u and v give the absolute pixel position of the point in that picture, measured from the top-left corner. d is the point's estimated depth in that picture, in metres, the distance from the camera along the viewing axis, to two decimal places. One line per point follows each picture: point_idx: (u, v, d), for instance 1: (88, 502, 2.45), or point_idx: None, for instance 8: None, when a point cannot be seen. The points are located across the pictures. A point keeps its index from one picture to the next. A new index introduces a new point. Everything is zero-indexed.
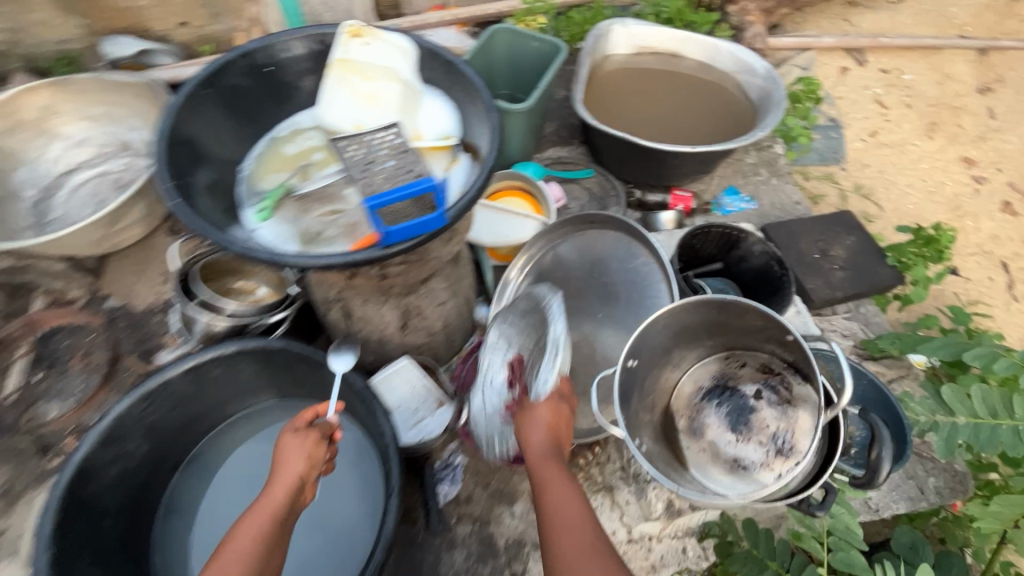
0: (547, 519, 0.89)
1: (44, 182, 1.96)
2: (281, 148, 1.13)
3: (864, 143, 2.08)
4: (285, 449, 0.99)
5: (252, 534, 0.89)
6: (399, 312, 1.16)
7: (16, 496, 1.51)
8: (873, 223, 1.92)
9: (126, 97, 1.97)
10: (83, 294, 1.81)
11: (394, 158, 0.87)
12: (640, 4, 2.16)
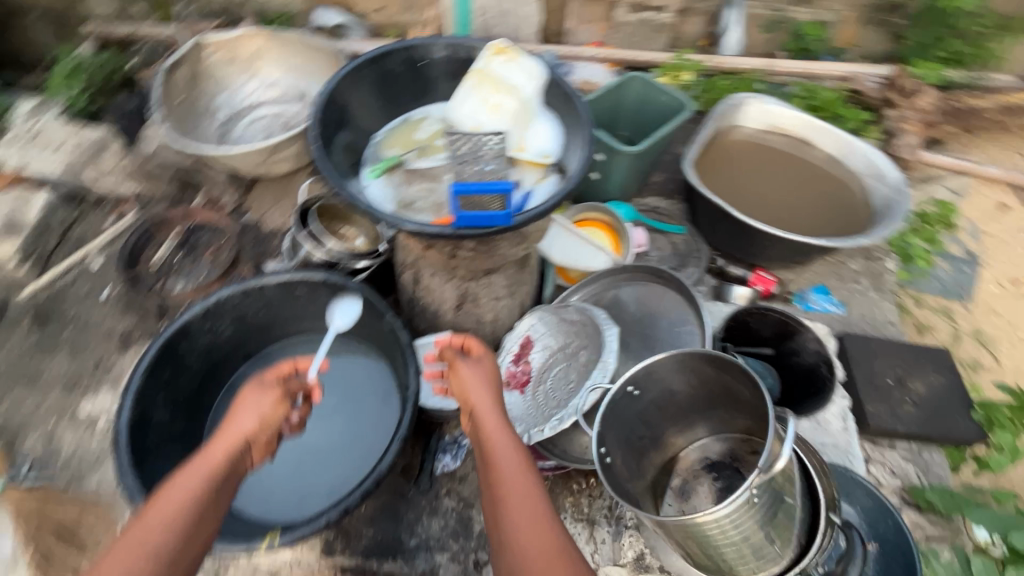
0: (510, 522, 1.00)
1: (233, 107, 2.36)
2: (410, 126, 1.31)
3: (999, 288, 1.89)
4: (245, 402, 1.16)
5: (192, 484, 1.00)
6: (459, 293, 1.30)
7: (131, 342, 1.84)
8: (978, 374, 1.74)
9: (316, 58, 2.34)
10: (230, 203, 2.15)
11: (491, 161, 1.01)
12: (792, 86, 2.14)
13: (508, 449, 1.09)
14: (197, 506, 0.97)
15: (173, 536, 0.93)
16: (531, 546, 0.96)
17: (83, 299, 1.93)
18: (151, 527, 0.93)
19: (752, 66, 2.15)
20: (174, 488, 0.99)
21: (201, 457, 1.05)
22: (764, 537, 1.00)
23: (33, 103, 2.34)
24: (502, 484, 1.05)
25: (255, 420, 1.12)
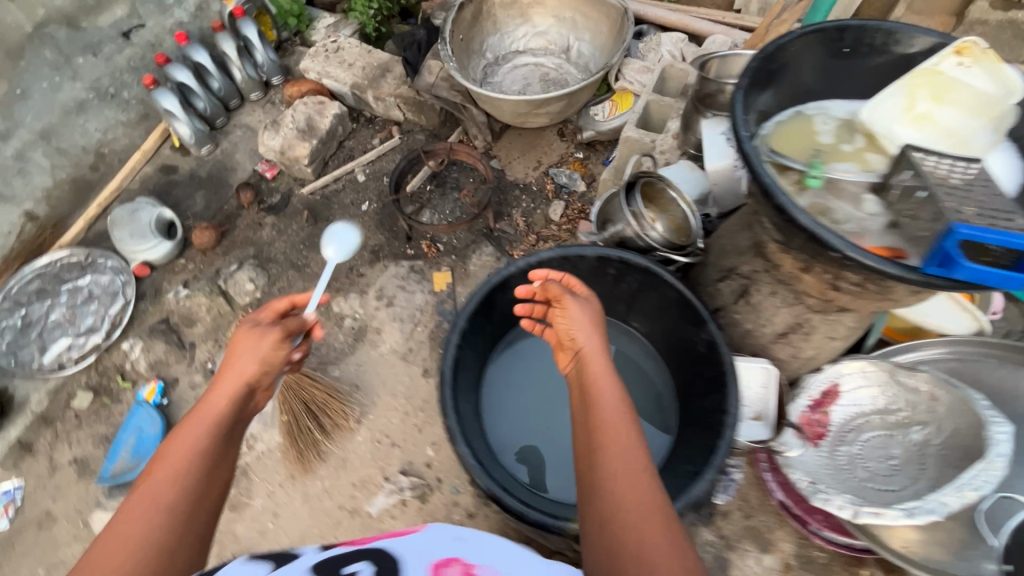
0: (607, 476, 0.88)
1: (501, 52, 2.39)
2: (804, 124, 1.12)
3: None
4: (242, 343, 0.98)
5: (198, 439, 0.81)
6: (791, 322, 1.15)
7: (380, 258, 2.00)
8: None
9: (595, 13, 2.24)
10: (482, 147, 2.20)
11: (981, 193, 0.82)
12: None
13: (608, 396, 0.98)
14: (207, 458, 0.80)
15: (210, 451, 0.81)
16: (634, 509, 0.84)
17: (347, 208, 2.13)
18: (189, 434, 0.82)
19: None
20: (191, 429, 0.83)
21: (226, 379, 0.92)
22: None
23: (334, 18, 2.58)
24: (597, 428, 0.94)
25: (257, 362, 0.95)
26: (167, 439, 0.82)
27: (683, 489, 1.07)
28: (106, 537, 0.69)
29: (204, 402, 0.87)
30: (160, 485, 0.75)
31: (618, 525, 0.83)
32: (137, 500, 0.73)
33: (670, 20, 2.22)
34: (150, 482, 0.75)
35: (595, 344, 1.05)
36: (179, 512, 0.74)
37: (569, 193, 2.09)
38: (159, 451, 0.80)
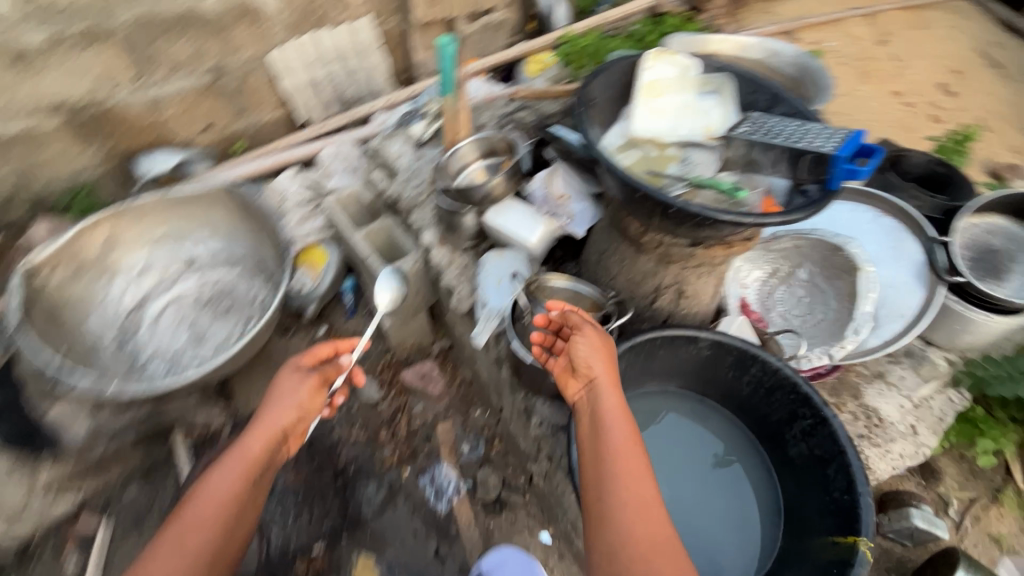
0: (621, 501, 0.83)
1: (119, 323, 1.73)
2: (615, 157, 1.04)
3: (854, 80, 2.45)
4: (277, 387, 1.08)
5: (219, 488, 0.94)
6: (716, 281, 1.14)
7: None
8: (894, 138, 2.27)
9: (192, 210, 1.84)
10: (227, 420, 1.64)
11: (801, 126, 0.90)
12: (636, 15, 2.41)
13: (617, 420, 0.91)
14: (229, 512, 0.93)
15: (235, 504, 0.94)
16: (649, 535, 0.80)
17: None
18: (207, 501, 0.92)
19: (594, 24, 2.33)
20: (226, 477, 0.95)
21: (248, 439, 1.00)
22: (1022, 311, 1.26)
23: None
24: (617, 456, 0.87)
25: (291, 412, 1.05)
26: (196, 496, 0.93)
27: (829, 482, 0.95)
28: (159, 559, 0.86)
29: (244, 442, 0.99)
30: (190, 531, 0.89)
31: (624, 548, 0.79)
32: (186, 518, 0.90)
33: (268, 166, 2.05)
34: (189, 530, 0.89)
35: (613, 378, 0.95)
36: (207, 547, 0.89)
37: (361, 366, 1.79)
38: (190, 505, 0.92)
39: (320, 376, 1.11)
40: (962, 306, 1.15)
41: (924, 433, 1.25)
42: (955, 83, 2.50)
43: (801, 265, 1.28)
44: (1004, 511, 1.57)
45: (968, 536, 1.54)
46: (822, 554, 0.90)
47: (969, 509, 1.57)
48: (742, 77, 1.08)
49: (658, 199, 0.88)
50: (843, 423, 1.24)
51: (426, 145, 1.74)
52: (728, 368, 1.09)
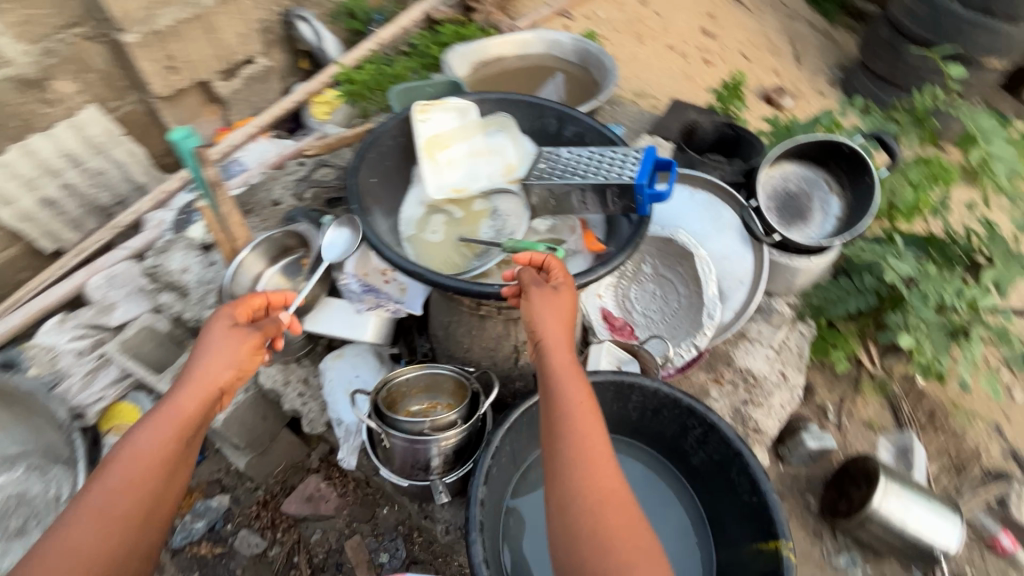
0: (580, 494, 0.65)
1: None
2: (423, 242, 0.90)
3: (633, 44, 2.57)
4: (209, 337, 0.79)
5: (128, 470, 0.69)
6: None
7: None
8: (682, 90, 2.42)
9: None
10: None
11: (592, 153, 0.84)
12: (413, 28, 2.26)
13: (575, 388, 0.70)
14: (152, 492, 0.70)
15: (163, 471, 0.71)
16: (620, 529, 0.63)
17: None
18: (118, 487, 0.68)
19: (370, 48, 2.13)
20: (154, 442, 0.71)
21: (172, 402, 0.74)
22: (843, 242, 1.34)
23: None
24: (579, 437, 0.67)
25: (232, 367, 0.78)
26: (112, 461, 0.69)
27: (735, 487, 0.94)
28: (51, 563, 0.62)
29: (177, 393, 0.75)
30: (92, 534, 0.65)
31: (590, 549, 0.63)
32: (97, 508, 0.66)
33: (18, 324, 1.59)
34: (90, 522, 0.65)
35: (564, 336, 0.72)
36: (126, 542, 0.67)
37: (230, 520, 1.49)
38: (111, 478, 0.68)
39: (264, 333, 0.85)
40: (785, 257, 1.21)
41: (793, 375, 1.32)
42: (714, 26, 2.74)
43: (641, 260, 1.27)
44: (866, 396, 1.77)
45: (848, 430, 1.72)
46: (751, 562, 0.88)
47: (841, 407, 1.75)
48: (521, 103, 0.99)
49: (481, 293, 0.77)
50: (726, 396, 1.28)
51: (214, 248, 1.45)
52: (611, 402, 1.03)
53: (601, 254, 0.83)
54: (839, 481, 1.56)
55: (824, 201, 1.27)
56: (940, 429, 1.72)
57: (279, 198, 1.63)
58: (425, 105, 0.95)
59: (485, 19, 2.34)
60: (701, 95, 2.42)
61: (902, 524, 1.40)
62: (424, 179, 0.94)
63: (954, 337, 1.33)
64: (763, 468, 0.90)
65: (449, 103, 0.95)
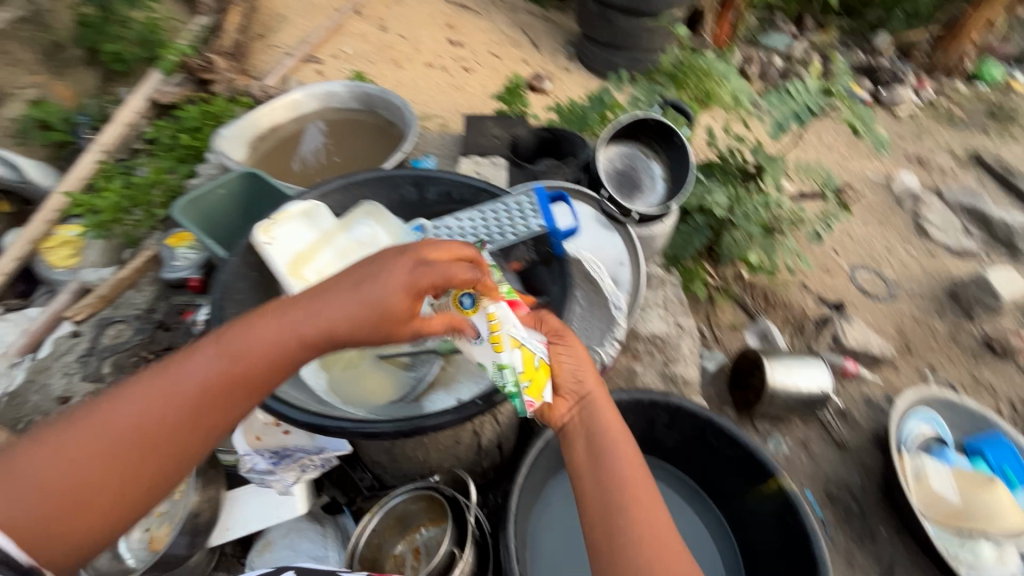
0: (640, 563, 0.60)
1: None
2: (346, 389, 0.73)
3: (394, 73, 2.56)
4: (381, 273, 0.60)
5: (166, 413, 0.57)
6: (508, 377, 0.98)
7: None
8: (461, 108, 2.48)
9: None
10: None
11: (480, 213, 0.79)
12: (147, 126, 1.94)
13: (623, 457, 0.66)
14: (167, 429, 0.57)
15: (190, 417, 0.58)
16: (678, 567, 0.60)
17: None
18: (142, 401, 0.57)
19: (96, 160, 1.82)
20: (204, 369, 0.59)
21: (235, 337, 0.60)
22: (656, 187, 1.38)
23: None
24: (613, 477, 0.64)
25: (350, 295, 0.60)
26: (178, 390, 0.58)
27: (713, 448, 1.00)
28: (28, 463, 0.53)
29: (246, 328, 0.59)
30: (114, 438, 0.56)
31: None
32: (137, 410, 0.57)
33: None
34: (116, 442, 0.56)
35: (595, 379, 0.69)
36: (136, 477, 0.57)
37: None
38: (174, 385, 0.57)
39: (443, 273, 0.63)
40: (645, 228, 1.29)
41: (685, 320, 1.46)
42: (465, 41, 2.88)
43: None
44: (721, 305, 2.06)
45: (722, 337, 1.99)
46: (758, 507, 0.96)
47: (710, 321, 2.01)
48: (369, 181, 0.89)
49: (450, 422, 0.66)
50: (649, 367, 1.35)
51: None
52: None
53: (540, 307, 0.78)
54: (739, 382, 1.78)
55: (646, 168, 1.40)
56: (776, 303, 2.09)
57: (66, 390, 1.21)
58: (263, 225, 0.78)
59: (238, 98, 2.05)
60: (483, 106, 2.53)
61: (796, 391, 1.66)
62: None
63: (765, 236, 1.63)
64: (734, 424, 0.97)
65: (289, 213, 0.80)
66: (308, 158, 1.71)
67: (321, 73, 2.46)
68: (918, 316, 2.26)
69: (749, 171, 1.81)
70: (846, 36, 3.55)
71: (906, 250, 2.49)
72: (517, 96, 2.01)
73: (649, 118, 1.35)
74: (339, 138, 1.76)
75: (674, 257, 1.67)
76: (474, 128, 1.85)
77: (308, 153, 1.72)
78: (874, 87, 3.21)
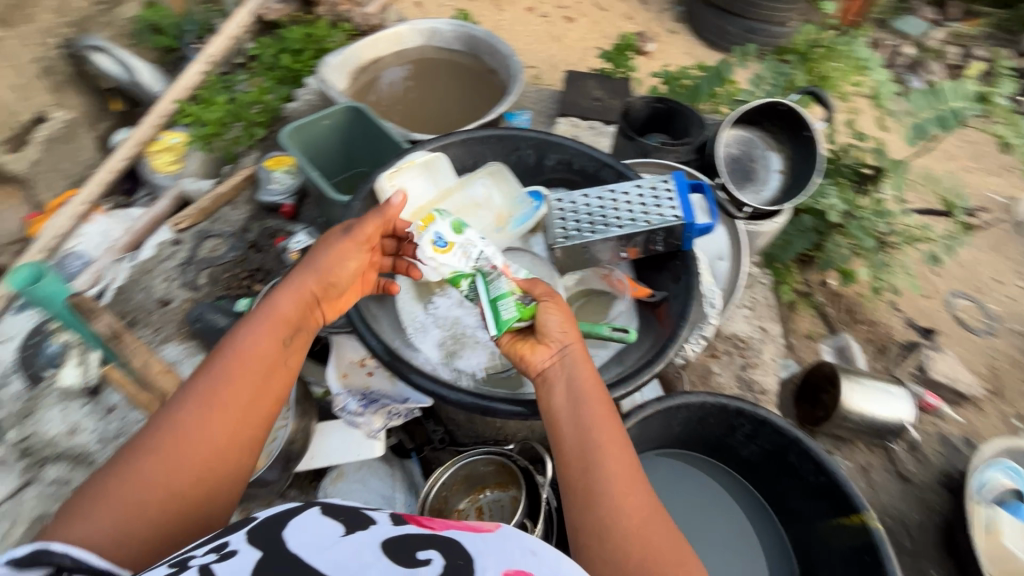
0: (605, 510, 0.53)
1: None
2: (449, 351, 0.73)
3: (493, 16, 2.45)
4: (318, 249, 0.65)
5: (207, 415, 0.56)
6: None
7: None
8: (558, 61, 2.36)
9: None
10: None
11: (612, 191, 0.74)
12: (250, 44, 1.94)
13: (598, 407, 0.59)
14: (216, 415, 0.57)
15: (247, 399, 0.58)
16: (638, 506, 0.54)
17: None
18: (197, 413, 0.56)
19: (201, 70, 1.85)
20: (246, 356, 0.59)
21: (262, 316, 0.61)
22: (771, 181, 1.28)
23: None
24: (590, 432, 0.57)
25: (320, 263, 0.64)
26: (213, 392, 0.57)
27: (795, 468, 0.96)
28: (83, 503, 0.51)
29: (267, 304, 0.62)
30: (187, 444, 0.55)
31: (604, 533, 0.52)
32: (192, 413, 0.56)
33: None
34: (174, 451, 0.54)
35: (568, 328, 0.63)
36: (198, 468, 0.55)
37: None
38: (208, 389, 0.57)
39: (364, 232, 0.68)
40: (754, 225, 1.21)
41: (771, 326, 1.38)
42: None
43: None
44: (800, 311, 1.96)
45: (796, 346, 1.89)
46: (834, 538, 0.92)
47: (786, 327, 1.91)
48: (491, 139, 0.84)
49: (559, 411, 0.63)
50: (726, 367, 1.30)
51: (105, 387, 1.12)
52: (662, 423, 0.98)
53: (659, 302, 0.73)
54: (808, 396, 1.70)
55: (764, 160, 1.30)
56: (862, 320, 1.95)
57: (167, 293, 1.29)
58: (393, 173, 0.76)
59: (339, 23, 2.01)
60: (581, 60, 2.39)
61: (870, 417, 1.57)
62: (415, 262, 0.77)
63: (877, 250, 1.48)
64: (823, 449, 0.92)
65: (414, 162, 0.78)
66: (399, 96, 1.70)
67: (420, 6, 2.38)
68: (1015, 358, 2.06)
69: (868, 175, 1.64)
70: (997, 30, 3.08)
71: (1017, 285, 2.25)
72: (625, 58, 1.88)
73: (786, 105, 1.23)
74: (425, 79, 1.73)
75: (768, 257, 1.56)
76: (574, 87, 1.75)
77: (386, 86, 1.70)
78: (1017, 95, 2.83)
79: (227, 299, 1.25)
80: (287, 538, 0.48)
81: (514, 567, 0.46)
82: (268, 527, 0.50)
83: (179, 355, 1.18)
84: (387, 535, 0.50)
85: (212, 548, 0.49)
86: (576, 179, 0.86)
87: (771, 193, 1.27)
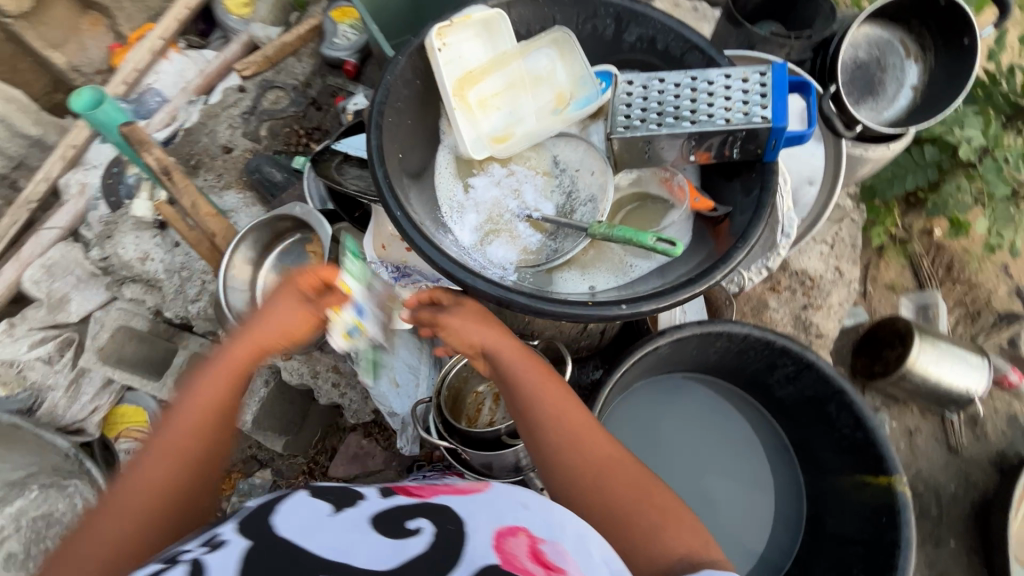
0: (577, 471, 0.57)
1: None
2: (482, 238, 0.69)
3: None
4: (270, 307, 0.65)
5: (160, 474, 0.55)
6: None
7: None
8: None
9: None
10: None
11: (696, 78, 0.62)
12: None
13: (530, 373, 0.62)
14: (177, 471, 0.56)
15: (200, 452, 0.58)
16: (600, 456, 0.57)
17: None
18: (150, 471, 0.55)
19: None
20: (192, 408, 0.58)
21: (207, 375, 0.61)
22: (898, 97, 1.07)
23: None
24: (537, 414, 0.60)
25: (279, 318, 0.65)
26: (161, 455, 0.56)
27: (832, 420, 0.90)
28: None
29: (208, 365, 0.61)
30: (136, 498, 0.53)
31: (581, 491, 0.56)
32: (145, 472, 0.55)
33: None
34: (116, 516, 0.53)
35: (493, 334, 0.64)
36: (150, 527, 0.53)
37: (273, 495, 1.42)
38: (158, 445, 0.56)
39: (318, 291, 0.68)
40: (860, 148, 1.03)
41: (848, 268, 1.24)
42: None
43: None
44: (888, 258, 1.75)
45: (871, 296, 1.72)
46: (853, 493, 0.88)
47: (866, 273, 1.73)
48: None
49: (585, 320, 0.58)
50: (784, 304, 1.20)
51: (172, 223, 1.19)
52: (696, 348, 0.93)
53: (721, 217, 0.65)
54: (868, 349, 1.58)
55: (897, 70, 1.07)
56: (959, 279, 1.72)
57: (230, 141, 1.30)
58: (447, 29, 0.67)
59: None
60: None
61: (934, 383, 1.44)
62: (460, 137, 0.70)
63: (1008, 202, 1.24)
64: (868, 405, 0.85)
65: (473, 17, 0.68)
66: None
67: None
68: None
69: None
70: None
71: None
72: None
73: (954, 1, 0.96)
74: None
75: (869, 191, 1.36)
76: None
77: None
78: None
79: (284, 155, 1.25)
80: (276, 522, 0.46)
81: (504, 525, 0.47)
82: (256, 517, 0.47)
83: (237, 203, 1.22)
84: (375, 511, 0.49)
85: (203, 540, 0.46)
86: (655, 63, 0.74)
87: (893, 112, 1.07)
